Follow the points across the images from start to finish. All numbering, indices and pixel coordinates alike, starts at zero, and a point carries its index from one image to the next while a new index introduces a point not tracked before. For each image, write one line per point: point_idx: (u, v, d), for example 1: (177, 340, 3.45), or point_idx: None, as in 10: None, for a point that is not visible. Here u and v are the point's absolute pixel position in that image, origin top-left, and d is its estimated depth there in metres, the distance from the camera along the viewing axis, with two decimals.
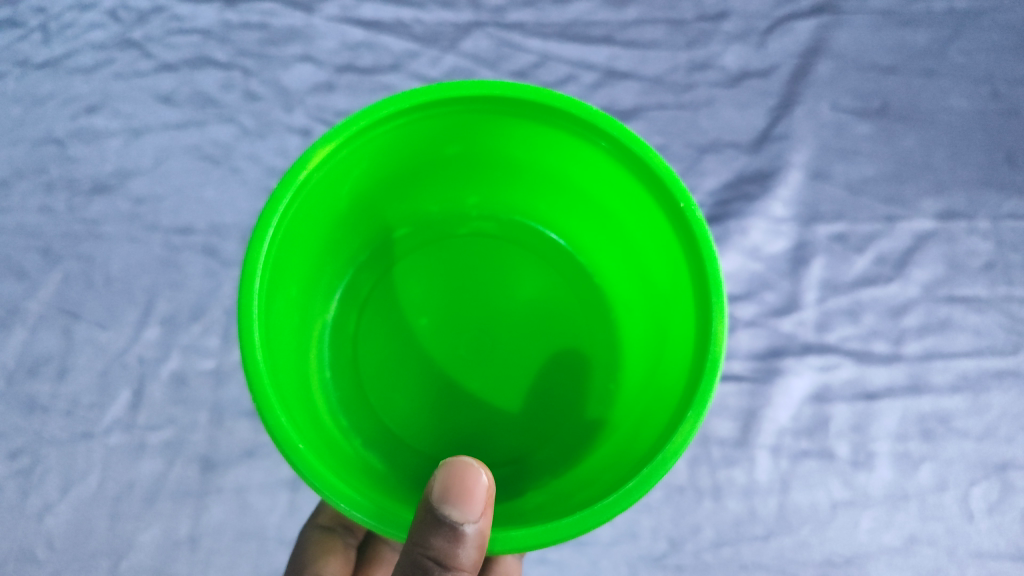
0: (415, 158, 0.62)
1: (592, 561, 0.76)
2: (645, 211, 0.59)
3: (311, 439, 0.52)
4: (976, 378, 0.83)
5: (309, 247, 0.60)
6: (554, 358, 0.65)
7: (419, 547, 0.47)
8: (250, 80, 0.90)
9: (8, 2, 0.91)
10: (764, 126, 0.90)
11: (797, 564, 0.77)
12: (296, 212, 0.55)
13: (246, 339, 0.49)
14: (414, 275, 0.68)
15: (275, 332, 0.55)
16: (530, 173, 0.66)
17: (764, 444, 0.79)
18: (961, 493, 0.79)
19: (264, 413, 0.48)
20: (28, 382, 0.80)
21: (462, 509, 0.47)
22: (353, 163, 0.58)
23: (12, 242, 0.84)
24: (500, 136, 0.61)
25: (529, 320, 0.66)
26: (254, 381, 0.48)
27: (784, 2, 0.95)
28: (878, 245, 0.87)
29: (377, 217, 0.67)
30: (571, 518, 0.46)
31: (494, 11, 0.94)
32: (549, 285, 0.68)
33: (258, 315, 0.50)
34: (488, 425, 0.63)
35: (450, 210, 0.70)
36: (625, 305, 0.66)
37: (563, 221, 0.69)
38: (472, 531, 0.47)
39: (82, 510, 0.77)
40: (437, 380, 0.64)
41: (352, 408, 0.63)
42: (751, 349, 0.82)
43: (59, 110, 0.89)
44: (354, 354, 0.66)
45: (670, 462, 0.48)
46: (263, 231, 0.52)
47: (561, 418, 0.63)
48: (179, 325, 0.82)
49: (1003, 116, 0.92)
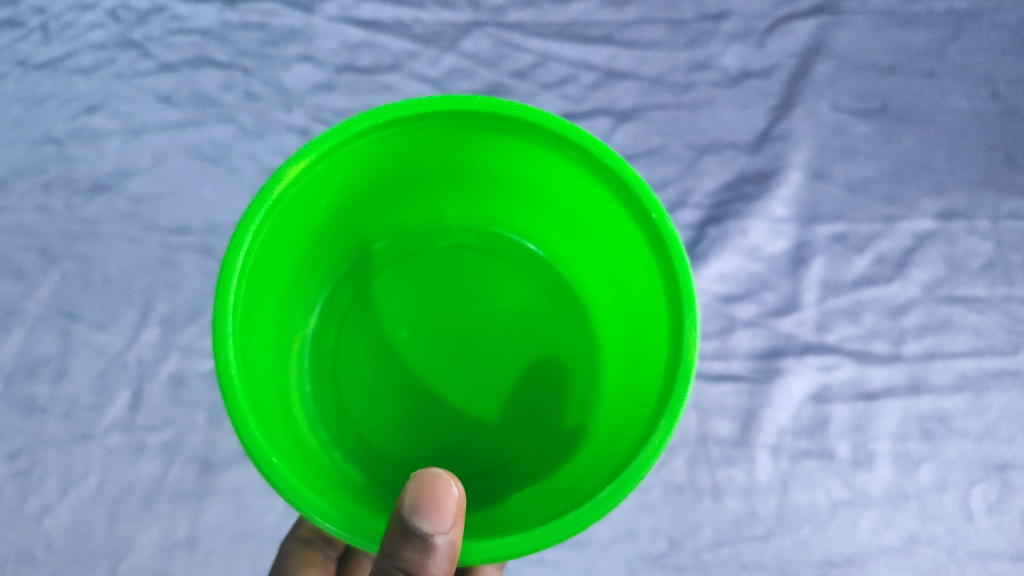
0: (391, 171, 0.62)
1: (591, 561, 0.76)
2: (620, 221, 0.59)
3: (287, 452, 0.52)
4: (977, 378, 0.83)
5: (286, 260, 0.60)
6: (533, 369, 0.65)
7: (391, 559, 0.47)
8: (250, 80, 0.90)
9: (7, 2, 0.91)
10: (764, 126, 0.90)
11: (796, 564, 0.77)
12: (271, 226, 0.55)
13: (220, 354, 0.49)
14: (393, 288, 0.68)
15: (251, 346, 0.55)
16: (508, 185, 0.66)
17: (764, 445, 0.79)
18: (961, 494, 0.79)
19: (238, 427, 0.48)
20: (28, 382, 0.80)
21: (433, 521, 0.47)
22: (329, 178, 0.58)
23: (12, 243, 0.84)
24: (476, 149, 0.61)
25: (508, 331, 0.66)
26: (228, 396, 0.49)
27: (784, 2, 0.95)
28: (878, 245, 0.87)
29: (356, 230, 0.67)
30: (543, 529, 0.46)
31: (493, 11, 0.94)
32: (528, 296, 0.68)
33: (232, 330, 0.50)
34: (468, 436, 0.63)
35: (429, 222, 0.70)
36: (604, 313, 0.66)
37: (541, 232, 0.69)
38: (442, 542, 0.48)
39: (82, 510, 0.77)
40: (415, 393, 0.64)
41: (332, 421, 0.63)
42: (750, 349, 0.82)
43: (58, 111, 0.89)
44: (334, 366, 0.66)
45: (642, 474, 0.48)
46: (237, 246, 0.52)
47: (541, 428, 0.63)
48: (178, 325, 0.82)
49: (1003, 116, 0.92)
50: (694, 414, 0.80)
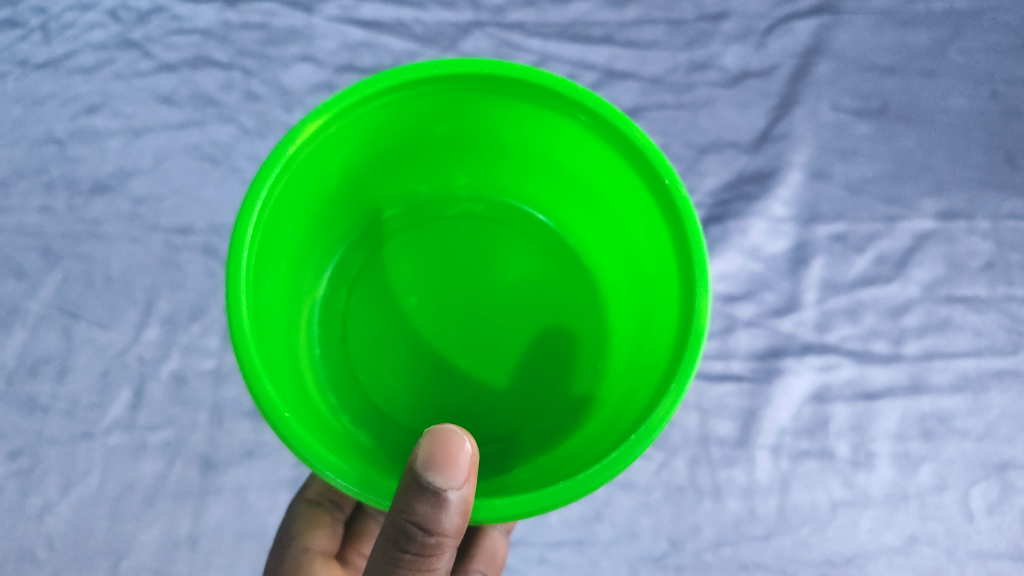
0: (402, 137, 0.62)
1: (592, 561, 0.76)
2: (631, 190, 0.59)
3: (298, 411, 0.52)
4: (976, 378, 0.83)
5: (297, 224, 0.60)
6: (541, 338, 0.65)
7: (403, 513, 0.47)
8: (250, 80, 0.90)
9: (7, 2, 0.91)
10: (764, 126, 0.90)
11: (797, 564, 0.77)
12: (284, 187, 0.55)
13: (234, 310, 0.49)
14: (403, 255, 0.68)
15: (263, 306, 0.55)
16: (518, 154, 0.66)
17: (764, 445, 0.79)
18: (961, 493, 0.79)
19: (251, 383, 0.48)
20: (28, 382, 0.80)
21: (446, 476, 0.47)
22: (341, 140, 0.58)
23: (12, 242, 0.84)
24: (487, 114, 0.62)
25: (516, 300, 0.66)
26: (241, 350, 0.49)
27: (784, 2, 0.95)
28: (878, 245, 0.87)
29: (366, 197, 0.67)
30: (554, 488, 0.46)
31: (493, 11, 0.94)
32: (536, 266, 0.68)
33: (245, 287, 0.50)
34: (475, 404, 0.63)
35: (439, 191, 0.70)
36: (611, 286, 0.66)
37: (551, 202, 0.69)
38: (455, 497, 0.47)
39: (82, 510, 0.77)
40: (424, 358, 0.64)
41: (340, 386, 0.63)
42: (751, 349, 0.82)
43: (59, 111, 0.89)
44: (343, 332, 0.66)
45: (652, 435, 0.48)
46: (251, 204, 0.52)
47: (547, 398, 0.63)
48: (179, 325, 0.82)
49: (1003, 116, 0.92)
50: (694, 414, 0.80)
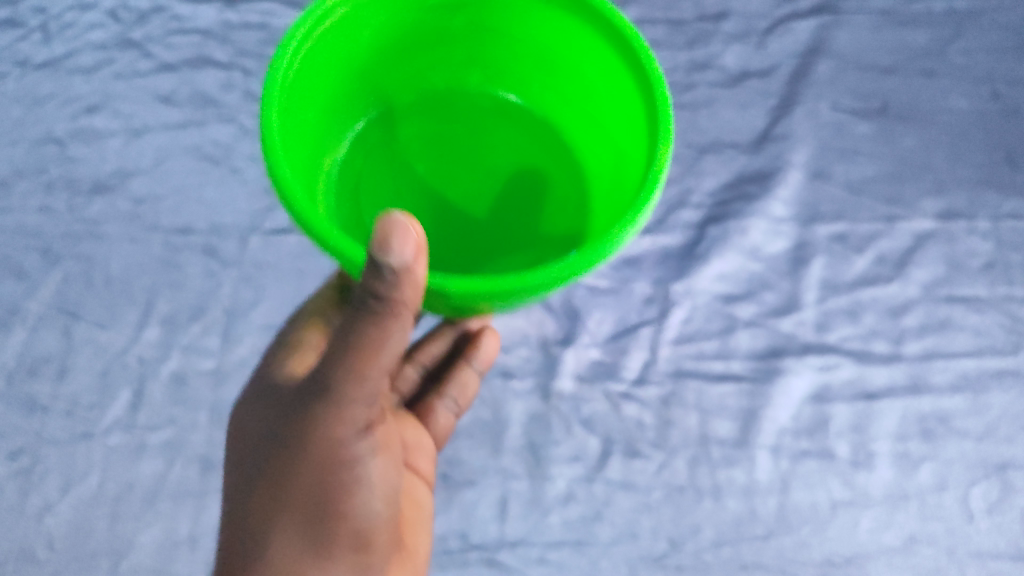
0: (421, 20, 0.63)
1: (593, 561, 0.74)
2: (630, 112, 0.59)
3: (303, 181, 0.55)
4: (976, 378, 0.83)
5: (327, 78, 0.61)
6: (532, 236, 0.64)
7: (369, 296, 0.46)
8: (250, 80, 0.91)
9: (11, 5, 0.93)
10: (764, 126, 0.90)
11: (797, 564, 0.76)
12: (312, 46, 0.57)
13: (267, 105, 0.52)
14: (415, 146, 0.67)
15: (288, 130, 0.55)
16: (528, 57, 0.66)
17: (764, 445, 0.79)
18: (960, 492, 0.79)
19: (269, 166, 0.50)
20: (29, 383, 0.80)
21: (392, 249, 0.44)
22: (374, 6, 0.60)
23: (12, 243, 0.84)
24: (501, 6, 0.63)
25: (514, 209, 0.65)
26: (264, 132, 0.51)
27: (784, 3, 0.96)
28: (878, 244, 0.87)
29: (388, 77, 0.67)
30: (516, 275, 0.48)
31: None
32: (534, 180, 0.66)
33: (277, 82, 0.53)
34: (464, 257, 0.63)
35: (452, 85, 0.69)
36: (597, 190, 0.64)
37: (564, 133, 0.68)
38: (411, 274, 0.45)
39: (82, 510, 0.76)
40: (431, 208, 0.64)
41: (352, 220, 0.63)
42: (750, 349, 0.82)
43: (59, 111, 0.89)
44: (356, 190, 0.65)
45: (603, 254, 0.49)
46: (292, 32, 0.55)
47: (528, 258, 0.62)
48: (179, 325, 0.82)
49: (1003, 115, 0.93)
50: (694, 414, 0.80)
